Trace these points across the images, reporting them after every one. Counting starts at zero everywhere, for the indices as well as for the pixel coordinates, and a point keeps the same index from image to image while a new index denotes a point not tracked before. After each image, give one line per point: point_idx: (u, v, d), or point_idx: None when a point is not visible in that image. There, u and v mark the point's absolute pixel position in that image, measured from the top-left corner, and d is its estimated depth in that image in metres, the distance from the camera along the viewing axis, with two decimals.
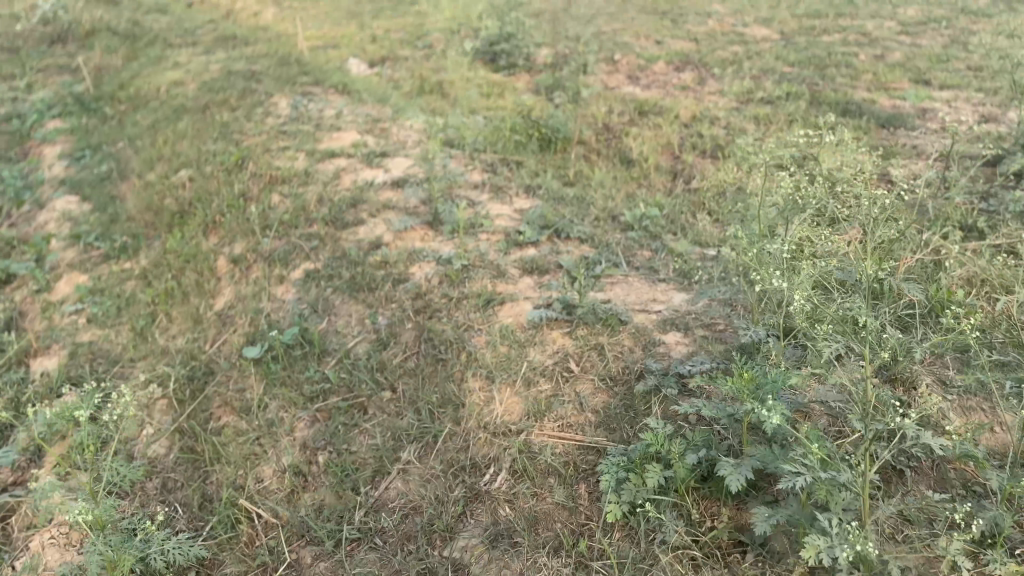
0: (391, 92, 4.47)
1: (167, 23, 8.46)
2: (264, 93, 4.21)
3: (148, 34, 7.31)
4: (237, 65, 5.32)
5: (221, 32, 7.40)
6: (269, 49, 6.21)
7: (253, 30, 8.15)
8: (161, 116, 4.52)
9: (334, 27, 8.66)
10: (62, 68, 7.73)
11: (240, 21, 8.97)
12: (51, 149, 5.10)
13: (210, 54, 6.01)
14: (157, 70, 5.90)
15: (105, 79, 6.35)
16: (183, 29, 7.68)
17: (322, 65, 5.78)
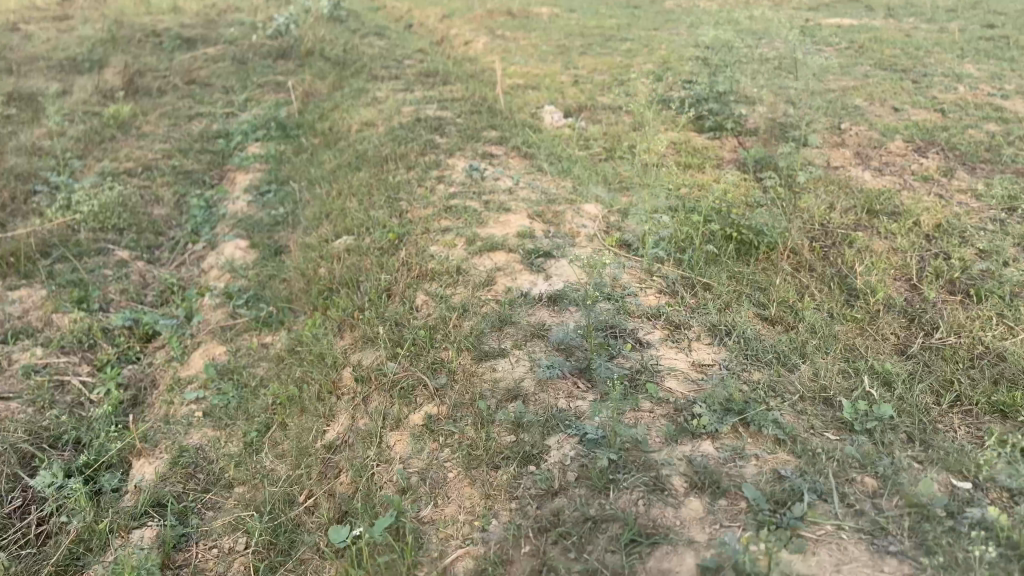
0: (579, 158, 4.09)
1: (379, 50, 8.63)
2: (444, 150, 3.97)
3: (357, 62, 7.44)
4: (429, 109, 5.17)
5: (426, 65, 7.40)
6: (467, 91, 6.07)
7: (459, 64, 8.12)
8: (343, 161, 4.42)
9: (541, 65, 8.47)
10: (279, 91, 8.07)
11: (449, 53, 9.01)
12: (244, 178, 5.20)
13: (408, 92, 5.95)
14: (355, 103, 5.90)
15: (309, 109, 6.49)
16: (392, 59, 7.77)
17: (516, 112, 5.53)
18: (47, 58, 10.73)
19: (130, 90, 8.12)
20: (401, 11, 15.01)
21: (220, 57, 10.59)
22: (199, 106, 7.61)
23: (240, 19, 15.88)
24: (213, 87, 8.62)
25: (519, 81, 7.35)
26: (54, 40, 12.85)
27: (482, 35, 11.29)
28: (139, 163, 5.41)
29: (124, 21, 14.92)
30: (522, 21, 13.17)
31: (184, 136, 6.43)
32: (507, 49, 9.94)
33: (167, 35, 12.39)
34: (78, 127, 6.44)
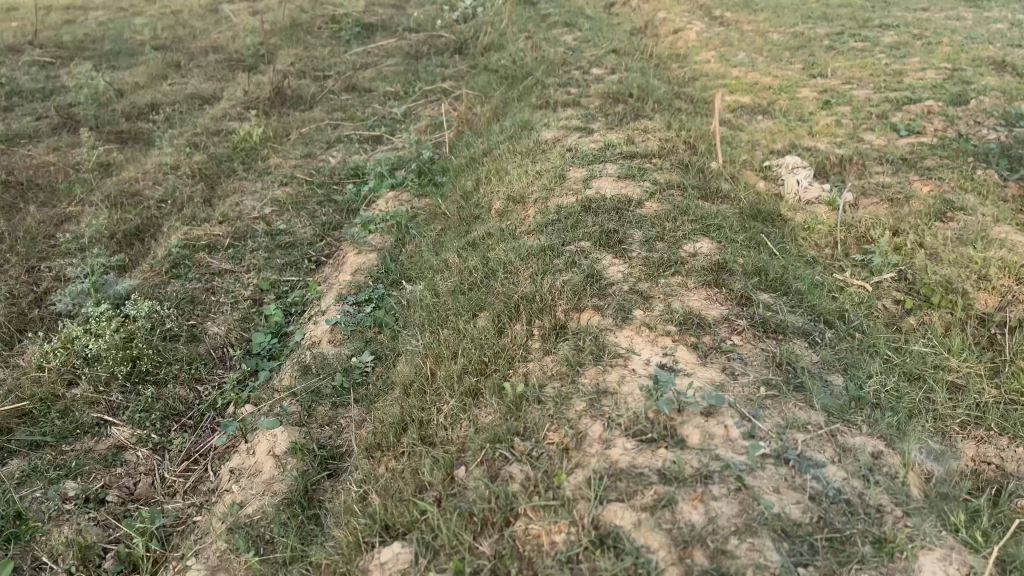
0: (860, 323, 2.30)
1: (564, 51, 7.02)
2: (617, 296, 2.32)
3: (529, 77, 5.90)
4: (607, 176, 3.53)
5: (617, 82, 5.69)
6: (667, 133, 4.32)
7: (663, 74, 6.32)
8: (465, 279, 2.90)
9: (771, 71, 6.47)
10: (440, 108, 6.73)
11: (651, 54, 7.21)
12: (351, 261, 3.86)
13: (584, 136, 4.31)
14: (512, 150, 4.36)
15: (460, 148, 5.05)
16: (573, 70, 6.15)
17: (736, 175, 3.73)
18: (222, 53, 10.18)
19: (279, 102, 7.15)
20: None
21: (394, 54, 9.53)
22: (346, 128, 6.44)
23: (432, 1, 14.86)
24: (374, 99, 7.49)
25: (742, 102, 5.47)
26: (240, 29, 12.45)
27: (693, 20, 9.33)
28: (231, 227, 4.25)
29: (317, 8, 14.42)
30: (746, 1, 11.00)
31: (309, 177, 5.24)
32: (726, 42, 7.96)
33: (349, 23, 11.57)
34: (196, 159, 5.45)
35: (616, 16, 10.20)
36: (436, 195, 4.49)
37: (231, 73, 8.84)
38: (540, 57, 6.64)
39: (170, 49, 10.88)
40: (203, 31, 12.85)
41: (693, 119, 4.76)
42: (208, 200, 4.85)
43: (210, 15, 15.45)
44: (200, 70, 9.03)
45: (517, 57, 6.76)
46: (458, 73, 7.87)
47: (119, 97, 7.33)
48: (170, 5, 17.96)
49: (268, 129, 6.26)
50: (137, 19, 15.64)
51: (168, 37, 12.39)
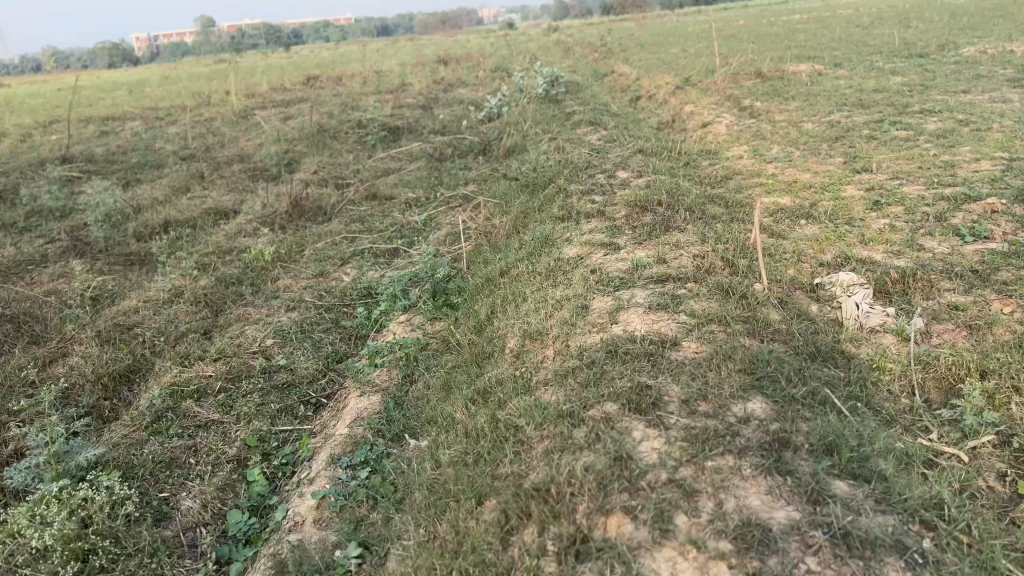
0: (968, 524, 1.81)
1: (589, 153, 6.73)
2: (655, 491, 1.86)
3: (552, 184, 5.58)
4: (638, 303, 3.09)
5: (645, 186, 5.34)
6: (703, 245, 3.91)
7: (694, 174, 5.97)
8: (472, 446, 2.46)
9: (810, 165, 6.09)
10: (461, 217, 6.44)
11: (681, 152, 6.89)
12: (351, 406, 3.43)
13: (611, 252, 3.92)
14: (532, 270, 3.97)
15: (478, 264, 4.68)
16: (598, 174, 5.83)
17: (785, 300, 3.28)
18: (246, 163, 10.14)
19: (296, 215, 6.92)
20: (631, 82, 13.19)
21: (418, 157, 9.36)
22: (362, 241, 6.15)
23: (459, 101, 14.95)
24: (394, 208, 7.24)
25: (783, 204, 5.06)
26: (268, 137, 12.52)
27: (723, 113, 9.07)
28: (225, 366, 3.88)
29: (345, 113, 14.56)
30: (775, 90, 10.79)
31: (318, 298, 4.90)
32: (759, 134, 7.64)
33: (375, 126, 11.53)
34: (202, 284, 5.18)
35: (643, 110, 10.01)
36: (451, 322, 4.10)
37: (253, 184, 8.73)
38: (563, 161, 6.34)
39: (197, 159, 10.90)
40: (232, 140, 12.97)
41: (730, 228, 4.36)
42: (209, 333, 4.53)
43: (242, 122, 15.70)
44: (223, 182, 8.94)
45: (540, 162, 6.49)
46: (481, 178, 7.62)
47: (136, 217, 7.20)
48: (205, 114, 18.36)
49: (281, 246, 6.00)
50: (171, 129, 15.94)
51: (197, 147, 12.50)
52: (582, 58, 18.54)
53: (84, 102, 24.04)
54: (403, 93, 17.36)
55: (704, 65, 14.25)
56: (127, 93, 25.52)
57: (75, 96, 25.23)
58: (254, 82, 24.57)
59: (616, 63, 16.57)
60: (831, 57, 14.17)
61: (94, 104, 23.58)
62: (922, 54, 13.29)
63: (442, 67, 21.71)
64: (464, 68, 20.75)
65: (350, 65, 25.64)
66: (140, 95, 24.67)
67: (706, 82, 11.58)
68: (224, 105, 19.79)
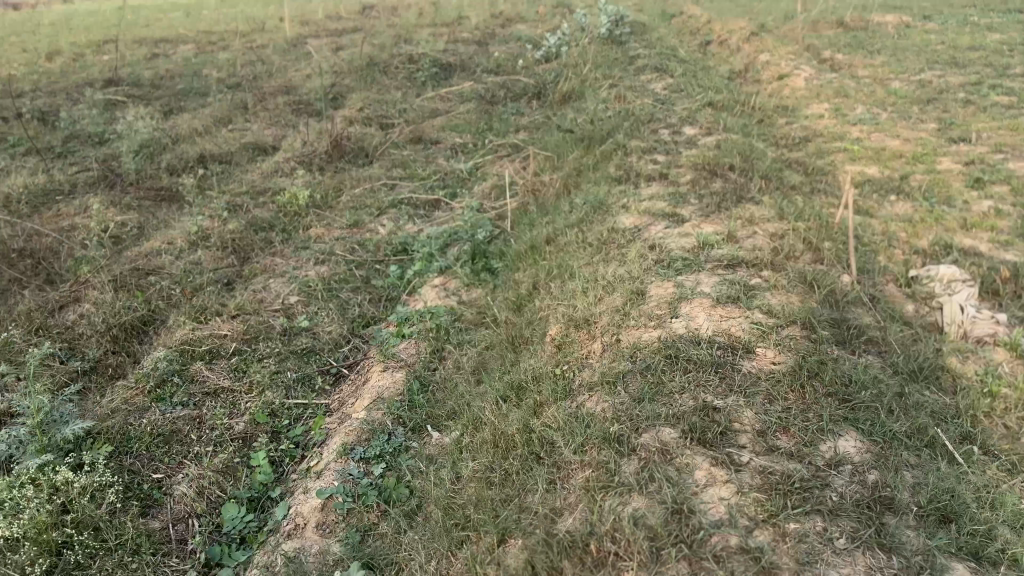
0: None
1: (652, 104, 6.21)
2: (723, 565, 1.52)
3: (611, 138, 5.11)
4: (705, 293, 2.68)
5: (714, 146, 4.84)
6: (781, 223, 3.44)
7: (768, 134, 5.44)
8: (501, 459, 2.11)
9: (898, 131, 5.51)
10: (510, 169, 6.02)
11: (753, 107, 6.32)
12: (373, 382, 3.10)
13: (675, 224, 3.48)
14: (584, 240, 3.56)
15: (524, 225, 4.29)
16: (662, 129, 5.34)
17: (875, 297, 2.83)
18: (292, 95, 9.78)
19: (337, 155, 6.57)
20: (700, 25, 12.42)
21: (470, 98, 8.89)
22: (404, 189, 5.78)
23: (516, 39, 14.33)
24: (440, 153, 6.84)
25: (868, 176, 4.54)
26: (317, 68, 12.11)
27: (799, 65, 8.40)
28: (242, 325, 3.58)
29: (398, 45, 14.05)
30: (856, 43, 10.01)
31: (351, 251, 4.57)
32: (840, 92, 7.01)
33: (427, 62, 11.05)
34: (231, 227, 4.89)
35: (712, 58, 9.36)
36: (490, 289, 3.73)
37: (297, 119, 8.38)
38: (624, 112, 5.85)
39: (242, 89, 10.57)
40: (281, 70, 12.60)
41: (810, 203, 3.87)
42: (231, 284, 4.23)
43: (293, 50, 15.30)
44: (266, 115, 8.60)
45: (598, 113, 6.00)
46: (535, 126, 7.16)
47: (173, 148, 6.92)
48: (257, 40, 17.98)
49: (318, 190, 5.66)
50: (222, 54, 15.61)
51: (245, 75, 12.16)
52: None
53: (140, 22, 23.84)
54: (459, 28, 16.74)
55: (779, 12, 13.37)
56: (183, 14, 25.24)
57: (132, 15, 25.03)
58: (309, 8, 24.03)
59: (684, 5, 15.70)
60: (919, 7, 13.18)
61: (149, 24, 23.34)
62: (1021, 9, 12.24)
63: (501, 0, 20.92)
64: (525, 3, 19.95)
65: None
66: (196, 17, 24.37)
67: (782, 30, 10.81)
68: (278, 31, 19.37)
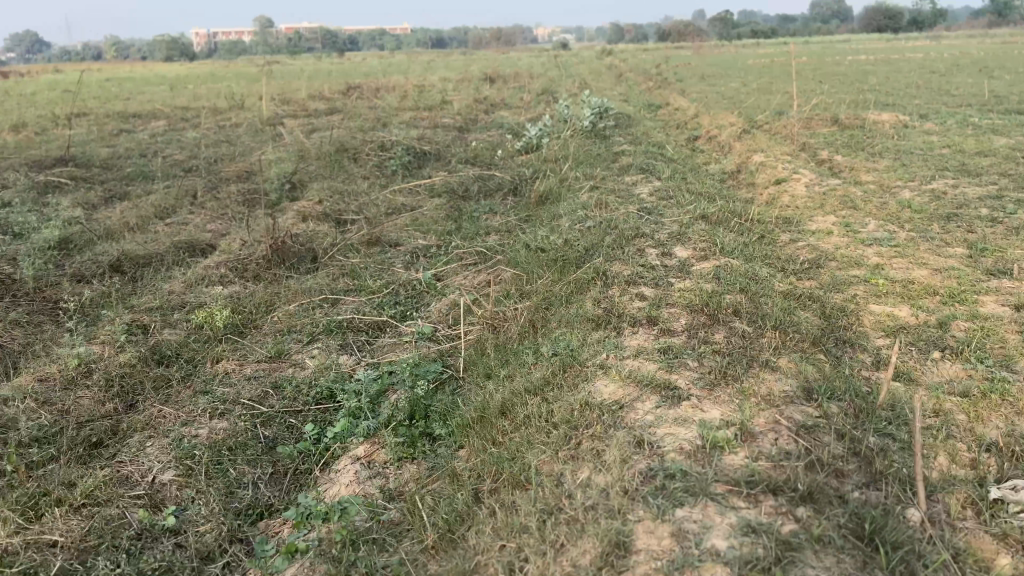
0: None
1: (636, 213, 5.45)
2: None
3: (588, 260, 4.31)
4: (719, 558, 1.81)
5: (711, 274, 4.04)
6: (808, 409, 2.58)
7: (772, 258, 4.67)
8: None
9: (922, 256, 4.75)
10: (473, 285, 5.20)
11: (752, 221, 5.58)
12: None
13: (668, 399, 2.61)
14: (547, 416, 2.67)
15: (477, 373, 3.40)
16: (648, 248, 4.55)
17: (961, 554, 1.96)
18: (248, 182, 9.05)
19: (277, 261, 5.75)
20: (690, 118, 11.91)
21: (441, 192, 8.17)
22: (347, 305, 4.93)
23: (498, 126, 13.81)
24: (398, 260, 6.04)
25: (899, 321, 3.74)
26: (284, 152, 11.47)
27: (798, 168, 7.76)
28: (83, 523, 2.70)
29: (375, 130, 13.48)
30: (855, 143, 9.44)
31: (260, 398, 3.66)
32: (846, 202, 6.31)
33: (400, 149, 10.41)
34: (123, 360, 4.01)
35: (703, 157, 8.73)
36: (423, 474, 2.81)
37: (247, 213, 7.61)
38: (605, 226, 5.07)
39: (198, 175, 9.85)
40: (247, 153, 11.94)
41: (838, 369, 3.03)
42: (103, 444, 3.37)
43: (266, 131, 14.73)
44: (214, 209, 7.83)
45: (575, 226, 5.23)
46: (506, 230, 6.39)
47: (93, 247, 6.10)
48: (233, 119, 17.50)
49: (244, 309, 4.82)
50: (192, 134, 15.04)
51: (208, 158, 11.49)
52: (635, 88, 17.36)
53: (120, 95, 23.47)
54: (441, 113, 16.31)
55: (771, 106, 12.94)
56: (167, 89, 24.98)
57: (114, 89, 24.71)
58: (292, 87, 23.77)
59: (672, 95, 15.34)
60: (914, 106, 12.80)
61: (127, 98, 22.96)
62: (1021, 111, 11.84)
63: (487, 85, 20.65)
64: (510, 88, 19.70)
65: (394, 77, 24.71)
66: (178, 93, 24.03)
67: (776, 127, 10.27)
68: (257, 110, 18.92)
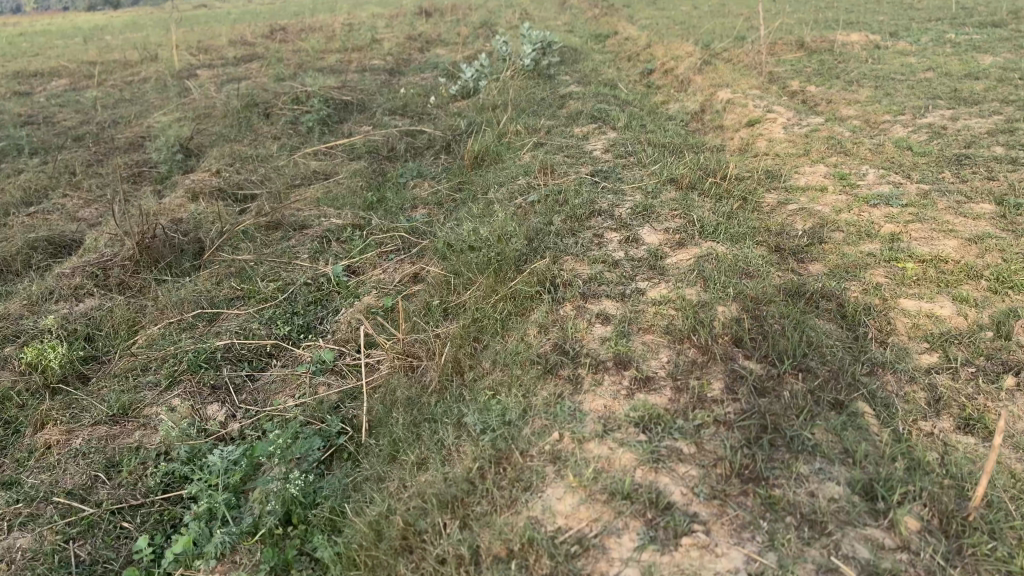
0: None
1: (587, 180, 4.47)
2: None
3: (531, 253, 3.32)
4: None
5: (694, 266, 3.08)
6: (869, 535, 1.69)
7: (763, 233, 3.73)
8: None
9: (944, 217, 3.84)
10: (392, 286, 4.20)
11: (728, 179, 4.62)
12: None
13: (659, 533, 1.70)
14: (470, 562, 1.74)
15: (377, 447, 2.46)
16: (607, 233, 3.58)
17: None
18: (138, 152, 7.82)
19: (149, 262, 4.65)
20: (641, 49, 10.81)
21: (362, 153, 7.06)
22: (231, 323, 3.90)
23: (432, 68, 12.54)
24: (304, 248, 4.98)
25: (944, 323, 2.82)
26: (189, 111, 10.16)
27: (770, 104, 6.78)
28: None
29: (295, 78, 12.12)
30: (827, 69, 8.48)
31: (84, 488, 2.69)
32: (834, 145, 5.37)
33: (319, 100, 9.20)
34: None
35: (661, 96, 7.70)
36: None
37: (131, 196, 6.44)
38: (551, 203, 4.08)
39: (84, 145, 8.55)
40: (148, 113, 10.57)
41: (889, 430, 2.13)
42: None
43: (174, 86, 13.26)
44: (93, 191, 6.65)
45: (515, 207, 4.23)
46: (436, 203, 5.35)
47: None
48: (142, 73, 15.93)
49: (97, 347, 3.80)
50: (92, 94, 13.53)
51: (101, 123, 10.12)
52: (580, 16, 16.10)
53: (22, 49, 21.38)
54: (371, 54, 14.95)
55: (729, 31, 11.88)
56: (75, 40, 22.87)
57: (15, 44, 22.64)
58: (211, 32, 21.96)
59: (620, 22, 14.17)
60: (880, 23, 11.84)
61: (29, 53, 21.02)
62: (996, 23, 10.95)
63: (421, 20, 19.12)
64: (446, 22, 18.28)
65: (322, 14, 22.92)
66: (88, 44, 21.99)
67: (738, 56, 9.24)
68: (170, 61, 17.24)
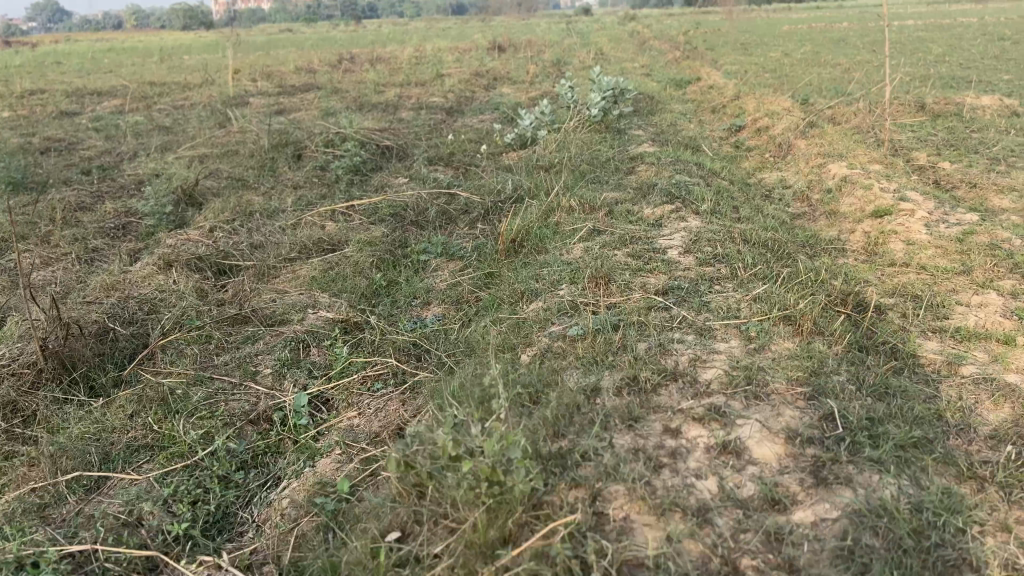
0: None
1: (656, 306, 3.14)
2: None
3: (556, 470, 1.99)
4: None
5: (845, 546, 1.72)
6: None
7: (941, 440, 2.32)
8: None
9: None
10: (363, 445, 2.94)
11: (862, 314, 3.22)
12: None
13: None
14: None
15: None
16: (687, 424, 2.22)
17: None
18: (135, 197, 6.80)
19: (55, 369, 3.49)
20: (729, 100, 9.41)
21: (385, 214, 5.86)
22: (112, 503, 2.67)
23: (491, 109, 11.38)
24: (270, 357, 3.75)
25: None
26: (215, 146, 9.18)
27: (898, 186, 5.33)
28: None
29: (340, 114, 11.07)
30: (960, 140, 6.96)
31: None
32: (1003, 259, 3.93)
33: (354, 141, 8.08)
34: None
35: (754, 167, 6.32)
36: None
37: (100, 259, 5.36)
38: (600, 346, 2.75)
39: (85, 183, 7.56)
40: (175, 146, 9.61)
41: None
42: None
43: (218, 114, 12.43)
44: (61, 245, 5.58)
45: (550, 346, 2.92)
46: (455, 302, 4.08)
47: None
48: (196, 97, 15.26)
49: None
50: (135, 118, 12.80)
51: (121, 156, 9.20)
52: (659, 58, 14.80)
53: (92, 67, 21.06)
54: (432, 89, 13.93)
55: (830, 86, 10.42)
56: (149, 59, 22.71)
57: (89, 59, 22.56)
58: (278, 58, 21.42)
59: (704, 67, 12.82)
60: (1011, 84, 10.22)
61: (99, 69, 20.83)
62: None
63: (490, 55, 18.08)
64: (517, 58, 17.21)
65: (392, 45, 22.16)
66: (158, 64, 21.61)
67: (847, 115, 7.77)
68: (227, 85, 16.50)
